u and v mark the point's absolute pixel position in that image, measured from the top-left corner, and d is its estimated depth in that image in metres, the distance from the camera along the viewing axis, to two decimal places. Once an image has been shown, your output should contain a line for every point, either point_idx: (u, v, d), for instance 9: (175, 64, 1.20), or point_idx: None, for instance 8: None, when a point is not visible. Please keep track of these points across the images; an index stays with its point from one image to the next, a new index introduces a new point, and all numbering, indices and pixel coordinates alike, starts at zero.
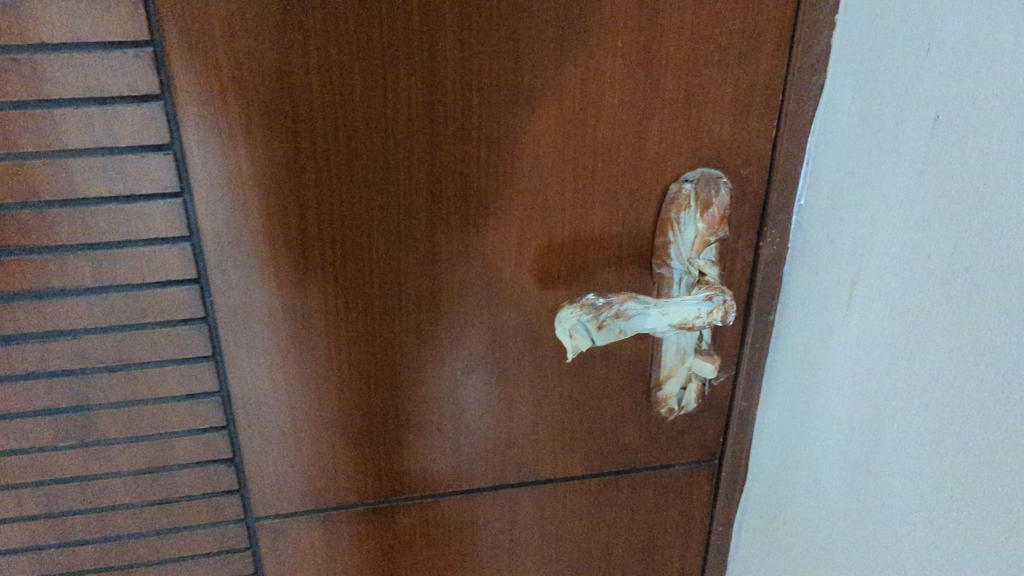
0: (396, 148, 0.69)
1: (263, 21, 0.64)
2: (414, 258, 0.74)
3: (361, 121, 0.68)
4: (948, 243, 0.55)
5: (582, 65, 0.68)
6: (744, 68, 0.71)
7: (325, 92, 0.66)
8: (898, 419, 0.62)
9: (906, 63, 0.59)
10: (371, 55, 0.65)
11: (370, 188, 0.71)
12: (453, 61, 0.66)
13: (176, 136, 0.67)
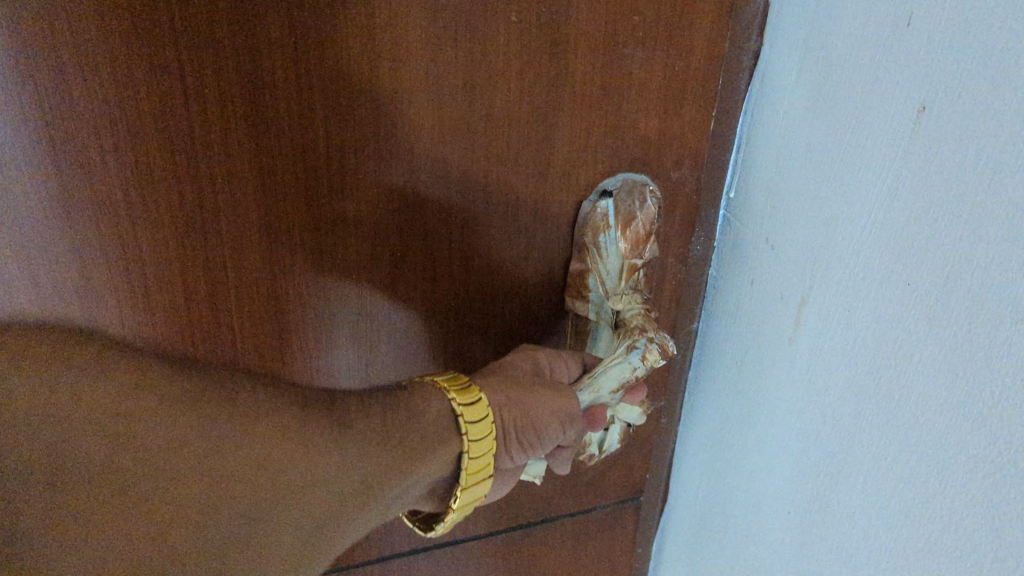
0: (207, 166, 0.47)
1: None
2: (251, 303, 0.54)
3: (150, 134, 0.45)
4: (931, 272, 0.39)
5: (455, 23, 0.48)
6: (677, 43, 0.54)
7: (84, 69, 0.42)
8: (854, 488, 0.46)
9: (873, 21, 0.42)
10: (155, 41, 0.43)
11: (165, 209, 0.48)
12: (268, 15, 0.44)
13: None
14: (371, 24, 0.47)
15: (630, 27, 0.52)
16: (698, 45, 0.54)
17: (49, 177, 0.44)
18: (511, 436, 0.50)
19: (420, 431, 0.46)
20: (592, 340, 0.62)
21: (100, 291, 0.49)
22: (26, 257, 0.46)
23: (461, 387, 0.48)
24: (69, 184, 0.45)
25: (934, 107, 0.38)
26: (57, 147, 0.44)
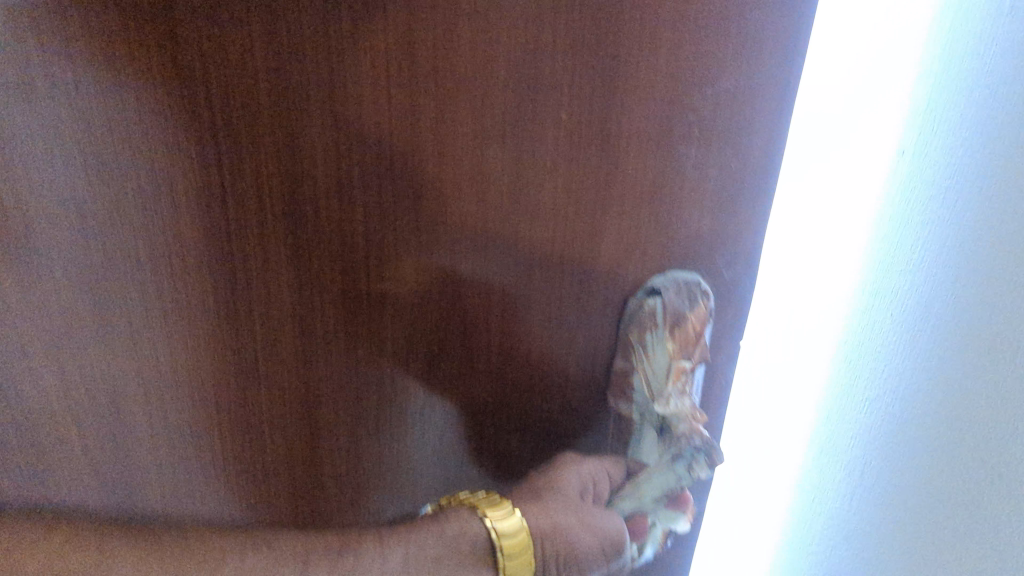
0: (242, 234, 0.46)
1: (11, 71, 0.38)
2: (281, 380, 0.52)
3: (186, 202, 0.44)
4: (1007, 218, 0.49)
5: (503, 121, 0.47)
6: (733, 142, 0.51)
7: (124, 169, 0.42)
8: (999, 425, 0.52)
9: (968, 40, 0.50)
10: (196, 109, 0.42)
11: (202, 306, 0.47)
12: (315, 106, 0.44)
13: None
14: (416, 121, 0.46)
15: (685, 126, 0.49)
16: (757, 145, 0.51)
17: (81, 271, 0.43)
18: (551, 566, 0.49)
19: (451, 558, 0.46)
20: (637, 444, 0.59)
21: (128, 395, 0.48)
22: (55, 352, 0.45)
23: (499, 512, 0.48)
24: (101, 287, 0.44)
25: (995, 99, 0.49)
26: (91, 250, 0.43)
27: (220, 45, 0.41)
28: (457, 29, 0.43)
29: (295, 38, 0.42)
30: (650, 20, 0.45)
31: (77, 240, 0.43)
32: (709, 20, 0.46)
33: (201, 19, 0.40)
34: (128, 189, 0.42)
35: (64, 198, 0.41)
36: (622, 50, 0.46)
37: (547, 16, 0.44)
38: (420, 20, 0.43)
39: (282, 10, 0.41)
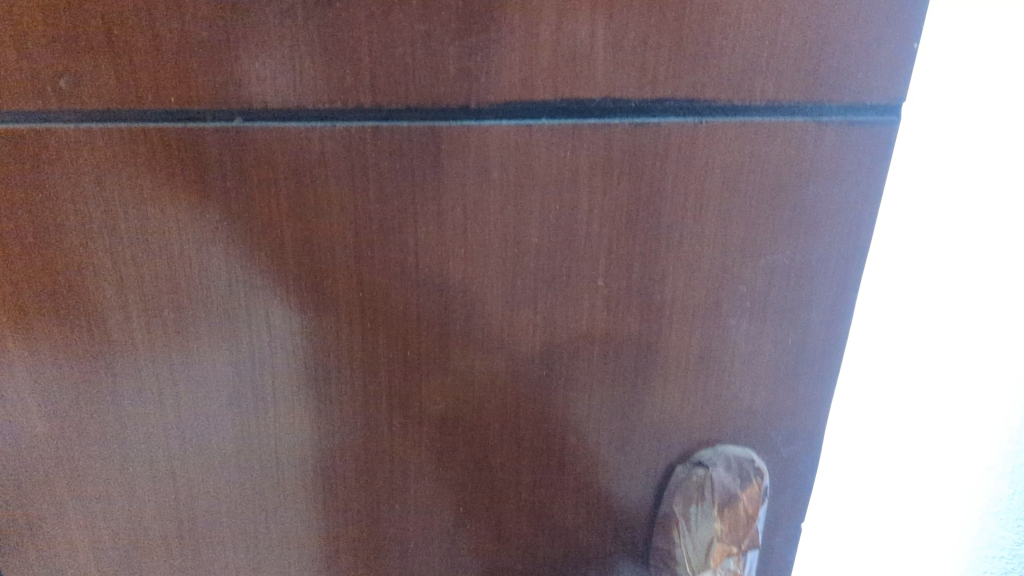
0: (266, 377, 0.46)
1: (47, 227, 0.40)
2: (300, 519, 0.50)
3: (211, 345, 0.44)
4: None
5: (537, 286, 0.44)
6: (792, 318, 0.46)
7: (152, 317, 0.43)
8: None
9: None
10: (221, 264, 0.42)
11: (223, 444, 0.48)
12: (339, 264, 0.43)
13: None
14: (445, 281, 0.44)
15: (736, 299, 0.46)
16: (817, 321, 0.47)
17: (112, 398, 0.45)
18: None
19: None
20: None
21: (150, 519, 0.49)
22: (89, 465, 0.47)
23: None
24: (127, 422, 0.46)
25: None
26: (119, 389, 0.45)
27: (248, 206, 0.41)
28: (487, 196, 0.41)
29: (322, 201, 0.41)
30: (694, 192, 0.42)
31: (106, 381, 0.45)
32: (760, 193, 0.43)
33: (229, 181, 0.40)
34: (153, 335, 0.44)
35: (93, 342, 0.43)
36: (663, 219, 0.43)
37: (582, 185, 0.42)
38: (447, 188, 0.41)
39: (309, 173, 0.40)
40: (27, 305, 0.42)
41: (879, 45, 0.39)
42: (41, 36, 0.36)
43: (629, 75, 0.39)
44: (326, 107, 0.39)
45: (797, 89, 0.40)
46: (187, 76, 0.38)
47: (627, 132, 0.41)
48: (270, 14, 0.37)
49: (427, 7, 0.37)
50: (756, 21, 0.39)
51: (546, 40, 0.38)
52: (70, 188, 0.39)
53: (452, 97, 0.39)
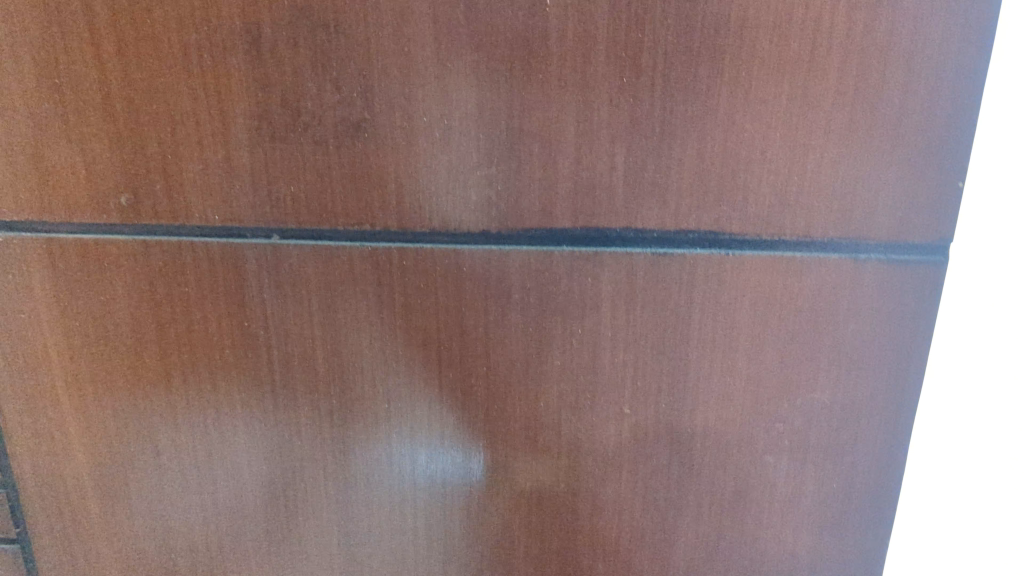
0: (296, 478, 0.47)
1: (109, 328, 0.44)
2: None
3: (247, 444, 0.46)
4: None
5: (560, 408, 0.44)
6: (835, 460, 0.43)
7: (195, 417, 0.46)
8: None
9: None
10: (257, 367, 0.44)
11: (257, 541, 0.49)
12: (366, 374, 0.44)
13: (8, 474, 0.47)
14: (467, 398, 0.44)
15: (772, 436, 0.43)
16: (865, 467, 0.43)
17: (155, 488, 0.47)
18: None
19: None
20: None
21: None
22: (133, 553, 0.49)
23: None
24: (169, 512, 0.48)
25: None
26: (164, 479, 0.47)
27: (282, 317, 0.43)
28: (508, 318, 0.42)
29: (350, 315, 0.42)
30: (722, 324, 0.41)
31: (153, 474, 0.47)
32: (794, 328, 0.41)
33: (266, 292, 0.42)
34: (196, 430, 0.46)
35: (143, 437, 0.46)
36: (691, 350, 0.42)
37: (604, 311, 0.41)
38: (470, 307, 0.42)
39: (339, 289, 0.42)
40: (88, 399, 0.45)
41: (918, 183, 0.37)
42: (106, 158, 0.40)
43: (651, 206, 0.39)
44: (355, 227, 0.41)
45: (829, 225, 0.38)
46: (231, 197, 0.40)
47: (650, 261, 0.40)
48: (305, 142, 0.39)
49: (449, 137, 0.38)
50: (783, 156, 0.37)
51: (565, 170, 0.39)
52: (129, 294, 0.43)
53: (474, 222, 0.40)
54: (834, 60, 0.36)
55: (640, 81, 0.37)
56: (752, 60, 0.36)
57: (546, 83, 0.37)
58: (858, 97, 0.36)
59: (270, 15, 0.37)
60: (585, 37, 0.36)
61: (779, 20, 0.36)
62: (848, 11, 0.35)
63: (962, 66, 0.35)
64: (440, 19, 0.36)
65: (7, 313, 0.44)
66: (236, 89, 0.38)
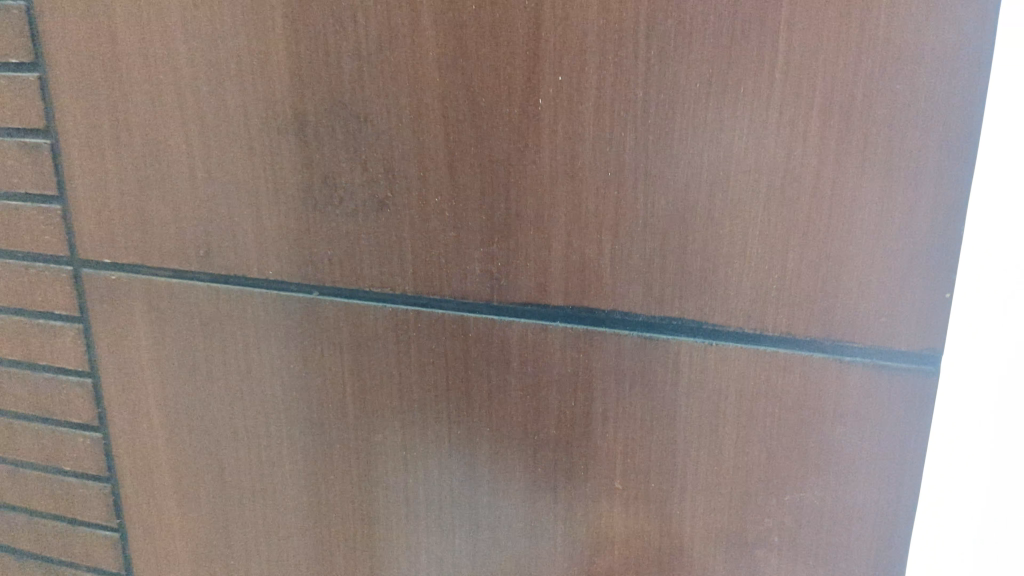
0: (329, 509, 0.52)
1: (187, 359, 0.52)
2: None
3: (290, 472, 0.52)
4: None
5: (556, 474, 0.46)
6: (828, 566, 0.42)
7: (250, 442, 0.52)
8: None
9: None
10: (299, 404, 0.50)
11: (297, 563, 0.54)
12: (386, 422, 0.48)
13: (113, 470, 0.57)
14: (472, 455, 0.47)
15: (762, 531, 0.42)
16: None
17: (216, 501, 0.54)
18: None
19: None
20: None
21: None
22: (199, 554, 0.57)
23: None
24: (227, 524, 0.55)
25: None
26: (224, 493, 0.54)
27: (320, 363, 0.48)
28: (508, 384, 0.45)
29: (374, 366, 0.47)
30: (708, 412, 0.42)
31: (215, 489, 0.54)
32: (780, 423, 0.40)
33: (306, 339, 0.48)
34: (250, 454, 0.52)
35: (209, 454, 0.54)
36: (678, 433, 0.42)
37: (595, 387, 0.43)
38: (474, 370, 0.45)
39: (366, 343, 0.47)
40: (171, 417, 0.54)
41: (901, 289, 0.37)
42: (189, 217, 0.48)
43: (637, 290, 0.41)
44: (379, 289, 0.46)
45: (812, 324, 0.38)
46: (281, 255, 0.47)
47: (636, 343, 0.42)
48: (339, 213, 0.45)
49: (456, 217, 0.43)
50: (762, 253, 0.38)
51: (557, 252, 0.42)
52: (203, 330, 0.51)
53: (478, 294, 0.44)
54: (810, 164, 0.36)
55: (623, 174, 0.39)
56: (729, 160, 0.37)
57: (539, 173, 0.40)
58: (835, 201, 0.36)
59: (313, 106, 0.43)
60: (574, 134, 0.39)
61: (754, 123, 0.37)
62: (821, 117, 0.36)
63: (942, 175, 0.35)
64: (448, 112, 0.41)
65: (117, 338, 0.53)
66: (286, 165, 0.45)
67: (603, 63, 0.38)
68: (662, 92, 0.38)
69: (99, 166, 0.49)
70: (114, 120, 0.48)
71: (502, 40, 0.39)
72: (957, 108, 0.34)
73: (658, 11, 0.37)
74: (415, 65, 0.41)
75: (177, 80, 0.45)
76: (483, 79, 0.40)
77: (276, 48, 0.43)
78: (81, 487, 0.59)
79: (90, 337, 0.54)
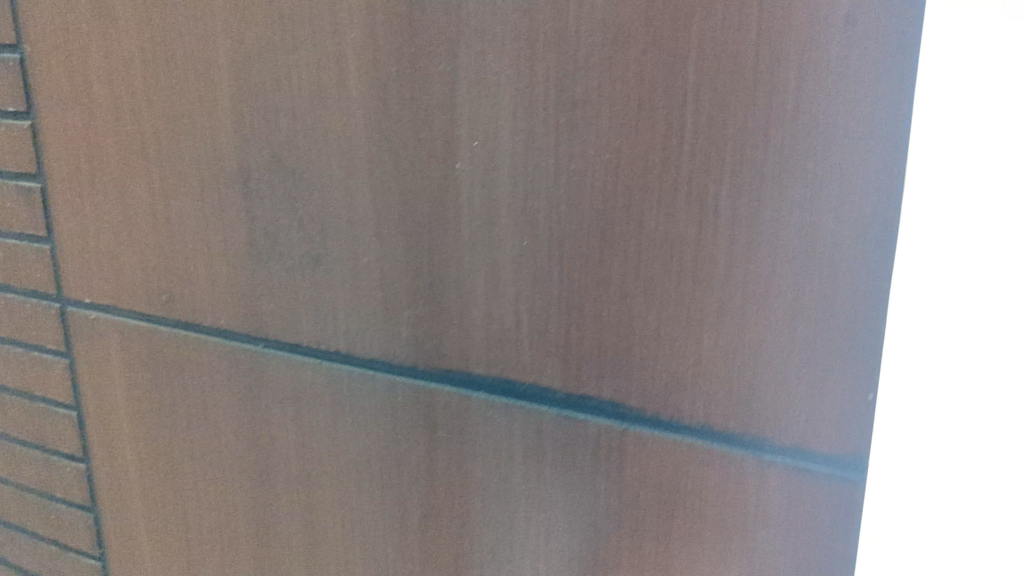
0: (278, 559, 0.51)
1: (154, 399, 0.53)
2: None
3: (243, 519, 0.52)
4: None
5: (482, 547, 0.44)
6: None
7: (209, 486, 0.53)
8: None
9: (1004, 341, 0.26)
10: (250, 453, 0.50)
11: None
12: (326, 478, 0.48)
13: (95, 501, 0.59)
14: (405, 519, 0.46)
15: None
16: None
17: (181, 541, 0.55)
18: None
19: None
20: None
21: None
22: None
23: None
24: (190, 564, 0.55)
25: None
26: (188, 533, 0.55)
27: (266, 413, 0.48)
28: (436, 450, 0.43)
29: (314, 421, 0.47)
30: (627, 499, 0.39)
31: (180, 527, 0.55)
32: (701, 521, 0.37)
33: (255, 389, 0.48)
34: (209, 497, 0.53)
35: (174, 494, 0.54)
36: (598, 519, 0.40)
37: (517, 462, 0.41)
38: (405, 434, 0.44)
39: (306, 398, 0.47)
40: (142, 455, 0.55)
41: (818, 386, 0.33)
42: (154, 263, 0.49)
43: (554, 365, 0.39)
44: (316, 345, 0.45)
45: (729, 416, 0.35)
46: (232, 305, 0.47)
47: (555, 421, 0.39)
48: (280, 267, 0.45)
49: (383, 278, 0.42)
50: (676, 335, 0.35)
51: (478, 320, 0.40)
52: (166, 373, 0.51)
53: (406, 356, 0.43)
54: (722, 244, 0.33)
55: (537, 243, 0.37)
56: (639, 232, 0.35)
57: (459, 236, 0.39)
58: (749, 284, 0.33)
59: (257, 160, 0.44)
60: (490, 198, 0.38)
61: (663, 196, 0.34)
62: (731, 193, 0.33)
63: (859, 263, 0.31)
64: (374, 172, 0.40)
65: (96, 373, 0.55)
66: (235, 217, 0.45)
67: (516, 128, 0.36)
68: (573, 160, 0.36)
69: (77, 210, 0.51)
70: (90, 168, 0.49)
71: (422, 101, 0.38)
72: (873, 186, 0.30)
73: (565, 76, 0.35)
74: (344, 123, 0.41)
75: (139, 131, 0.47)
76: (405, 140, 0.39)
77: (224, 104, 0.44)
78: (70, 514, 0.61)
79: (73, 373, 0.56)
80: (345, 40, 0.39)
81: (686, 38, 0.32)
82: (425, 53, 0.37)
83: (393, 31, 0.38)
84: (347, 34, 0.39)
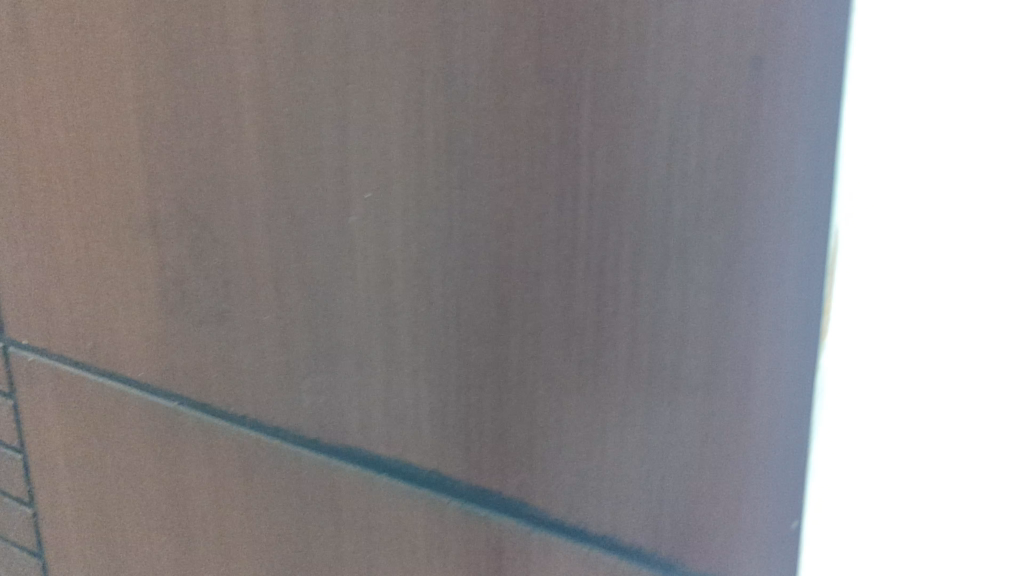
0: None
1: (85, 448, 0.50)
2: None
3: None
4: None
5: None
6: None
7: (138, 544, 0.49)
8: None
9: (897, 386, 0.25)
10: (172, 513, 0.46)
11: None
12: (242, 549, 0.44)
13: (41, 546, 0.56)
14: None
15: None
16: None
17: None
18: None
19: None
20: None
21: None
22: None
23: None
24: None
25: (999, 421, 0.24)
26: None
27: (184, 474, 0.45)
28: (342, 532, 0.39)
29: (227, 487, 0.43)
30: None
31: None
32: None
33: (172, 447, 0.45)
34: (139, 555, 0.50)
35: (107, 549, 0.51)
36: None
37: (422, 554, 0.36)
38: (311, 512, 0.39)
39: (219, 462, 0.43)
40: (77, 504, 0.52)
41: (739, 501, 0.28)
42: (77, 307, 0.46)
43: (455, 451, 0.34)
44: (226, 406, 0.41)
45: (641, 527, 0.30)
46: (149, 356, 0.44)
47: (457, 514, 0.34)
48: (190, 320, 0.41)
49: (285, 339, 0.38)
50: (578, 429, 0.30)
51: (376, 394, 0.35)
52: (94, 423, 0.48)
53: (309, 427, 0.38)
54: (624, 327, 0.28)
55: (433, 312, 0.32)
56: (536, 307, 0.30)
57: (354, 298, 0.35)
58: (655, 379, 0.28)
59: (164, 204, 0.40)
60: (383, 259, 0.33)
61: (560, 266, 0.29)
62: (633, 268, 0.27)
63: (777, 362, 0.26)
64: (271, 223, 0.36)
65: (33, 417, 0.52)
66: (148, 263, 0.42)
67: (406, 180, 0.32)
68: (466, 220, 0.31)
69: (7, 248, 0.48)
70: (13, 205, 0.47)
71: (314, 148, 0.34)
72: (792, 272, 0.25)
73: (454, 122, 0.30)
74: (243, 168, 0.36)
75: (54, 167, 0.44)
76: (298, 189, 0.35)
77: (129, 142, 0.40)
78: (20, 558, 0.58)
79: (14, 414, 0.53)
80: (236, 77, 0.35)
81: (581, 84, 0.26)
82: (313, 94, 0.33)
83: (281, 68, 0.33)
84: (237, 71, 0.35)
